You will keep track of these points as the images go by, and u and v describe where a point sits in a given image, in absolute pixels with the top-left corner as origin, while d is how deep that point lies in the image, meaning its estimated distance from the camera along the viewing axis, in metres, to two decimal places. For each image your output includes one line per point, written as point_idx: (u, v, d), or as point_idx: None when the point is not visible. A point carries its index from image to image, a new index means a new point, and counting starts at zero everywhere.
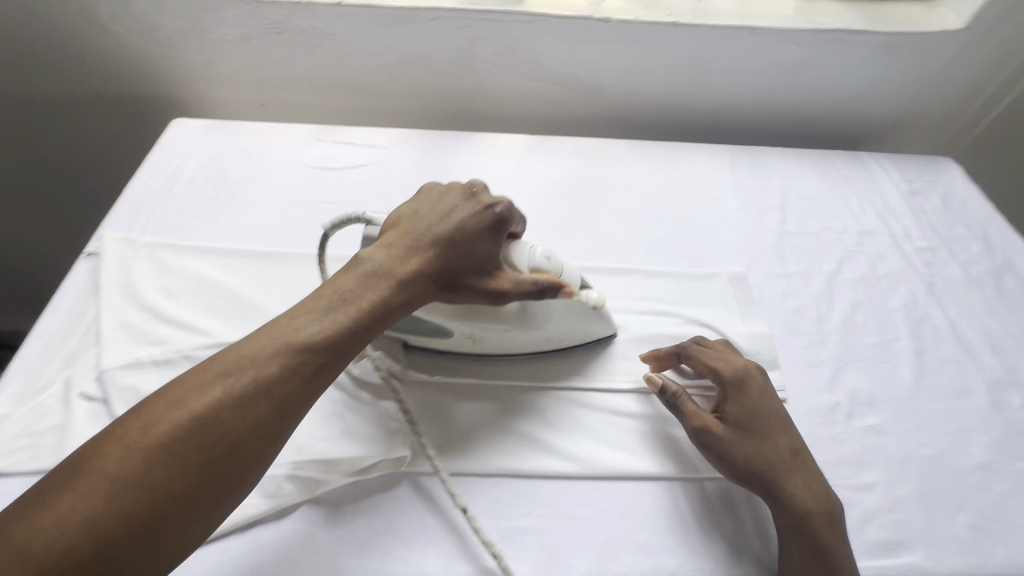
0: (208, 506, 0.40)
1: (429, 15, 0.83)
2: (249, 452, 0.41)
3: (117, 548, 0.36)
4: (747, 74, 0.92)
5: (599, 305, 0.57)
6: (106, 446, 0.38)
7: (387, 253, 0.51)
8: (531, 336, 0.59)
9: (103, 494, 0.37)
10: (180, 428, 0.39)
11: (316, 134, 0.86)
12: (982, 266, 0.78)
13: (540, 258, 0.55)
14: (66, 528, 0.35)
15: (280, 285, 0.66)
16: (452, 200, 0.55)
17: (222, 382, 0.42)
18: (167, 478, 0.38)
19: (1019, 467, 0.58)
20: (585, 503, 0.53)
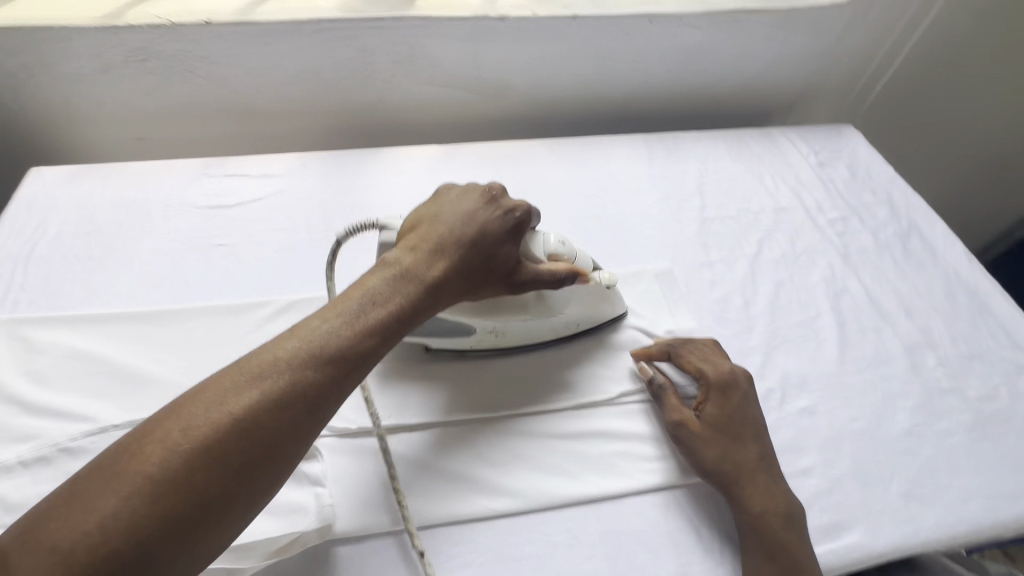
0: (243, 510, 0.38)
1: (312, 27, 0.77)
2: (283, 455, 0.39)
3: (155, 555, 0.34)
4: (653, 61, 0.91)
5: (611, 282, 0.60)
6: (143, 445, 0.36)
7: (412, 252, 0.50)
8: (551, 324, 0.61)
9: (144, 497, 0.34)
10: (220, 429, 0.37)
11: (203, 167, 0.78)
12: (896, 235, 0.81)
13: (554, 245, 0.56)
14: (105, 531, 0.33)
15: (173, 349, 0.59)
16: (475, 200, 0.54)
17: (257, 381, 0.39)
18: (208, 481, 0.36)
19: (940, 427, 0.61)
20: (537, 543, 0.50)
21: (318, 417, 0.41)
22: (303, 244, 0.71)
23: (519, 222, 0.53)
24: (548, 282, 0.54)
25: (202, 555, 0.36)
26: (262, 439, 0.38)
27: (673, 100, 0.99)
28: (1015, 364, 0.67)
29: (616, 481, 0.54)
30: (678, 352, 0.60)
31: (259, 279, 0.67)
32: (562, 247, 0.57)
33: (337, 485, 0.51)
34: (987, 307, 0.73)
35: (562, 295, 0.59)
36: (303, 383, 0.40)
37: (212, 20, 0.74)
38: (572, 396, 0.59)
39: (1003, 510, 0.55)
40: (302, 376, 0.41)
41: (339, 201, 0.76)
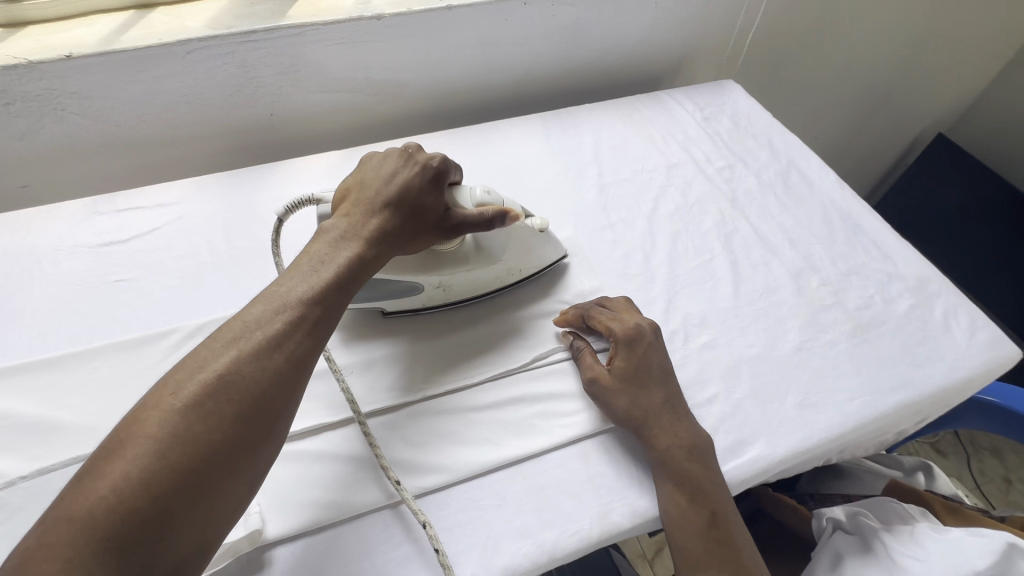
0: (248, 455, 0.41)
1: (183, 48, 0.75)
2: (272, 399, 0.43)
3: (174, 503, 0.37)
4: (538, 41, 0.94)
5: (543, 227, 0.64)
6: (139, 416, 0.39)
7: (347, 217, 0.54)
8: (493, 272, 0.65)
9: (151, 455, 0.37)
10: (206, 388, 0.41)
11: (93, 206, 0.75)
12: (771, 173, 0.87)
13: (481, 196, 0.59)
14: (122, 490, 0.36)
15: (79, 392, 0.58)
16: (394, 160, 0.58)
17: (232, 343, 0.43)
18: (208, 433, 0.39)
19: (825, 338, 0.67)
20: (465, 508, 0.53)
21: (297, 364, 0.45)
22: (208, 267, 0.71)
23: (437, 170, 0.57)
24: (479, 224, 0.57)
25: (218, 500, 0.39)
26: (248, 389, 0.42)
27: (564, 76, 1.02)
28: (887, 273, 0.75)
29: (535, 439, 0.57)
30: (591, 313, 0.63)
31: (164, 309, 0.66)
32: (490, 198, 0.61)
33: (264, 492, 0.52)
34: (859, 227, 0.80)
35: (498, 242, 0.63)
36: (273, 337, 0.44)
37: (73, 53, 0.71)
38: (488, 370, 0.62)
39: (884, 402, 0.62)
40: (270, 332, 0.45)
41: (242, 218, 0.76)
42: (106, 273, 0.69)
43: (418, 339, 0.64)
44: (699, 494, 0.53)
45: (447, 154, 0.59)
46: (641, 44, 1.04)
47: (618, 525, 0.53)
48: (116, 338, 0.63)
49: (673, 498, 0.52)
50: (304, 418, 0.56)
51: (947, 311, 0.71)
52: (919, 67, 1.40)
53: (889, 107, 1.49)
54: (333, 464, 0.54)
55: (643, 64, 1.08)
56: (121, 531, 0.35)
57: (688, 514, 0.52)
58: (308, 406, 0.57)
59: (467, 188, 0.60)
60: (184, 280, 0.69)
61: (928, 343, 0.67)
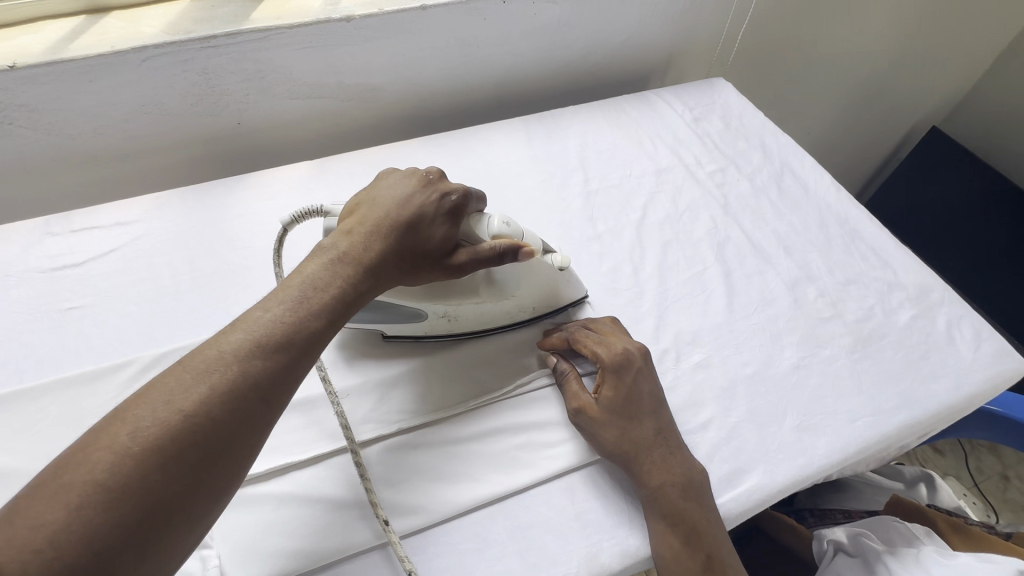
0: (206, 507, 0.36)
1: (138, 55, 0.70)
2: (242, 446, 0.37)
3: (115, 564, 0.32)
4: (519, 41, 0.90)
5: (564, 265, 0.59)
6: (89, 453, 0.33)
7: (352, 237, 0.49)
8: (503, 306, 0.60)
9: (97, 504, 0.32)
10: (171, 427, 0.35)
11: (45, 226, 0.70)
12: (764, 176, 0.84)
13: (499, 228, 0.54)
14: (59, 545, 0.30)
15: (24, 433, 0.54)
16: (410, 182, 0.54)
17: (204, 375, 0.37)
18: (167, 480, 0.34)
19: (824, 354, 0.64)
20: (443, 553, 0.49)
21: (274, 405, 0.40)
22: (167, 290, 0.66)
23: (456, 202, 0.53)
24: (490, 259, 0.52)
25: (165, 559, 0.34)
26: (218, 432, 0.36)
27: (548, 77, 0.98)
28: (886, 282, 0.71)
29: (516, 475, 0.53)
30: (577, 336, 0.59)
31: (120, 338, 0.62)
32: (509, 229, 0.55)
33: (225, 542, 0.48)
34: (857, 233, 0.77)
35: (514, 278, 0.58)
36: (253, 373, 0.39)
37: (17, 63, 0.66)
38: (467, 399, 0.58)
39: (887, 422, 0.59)
40: (252, 366, 0.39)
41: (204, 236, 0.72)
42: (57, 300, 0.64)
43: (396, 367, 0.60)
44: (694, 534, 0.49)
45: (469, 187, 0.55)
46: (627, 41, 1.00)
47: (607, 567, 0.49)
48: (66, 373, 0.58)
49: (668, 538, 0.49)
50: (267, 458, 0.52)
51: (950, 322, 0.68)
52: (914, 60, 1.36)
53: (883, 100, 1.46)
54: (301, 507, 0.50)
55: (630, 62, 1.04)
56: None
57: (682, 558, 0.48)
58: (274, 443, 0.53)
59: (486, 217, 0.55)
60: (142, 306, 0.65)
61: (931, 357, 0.64)
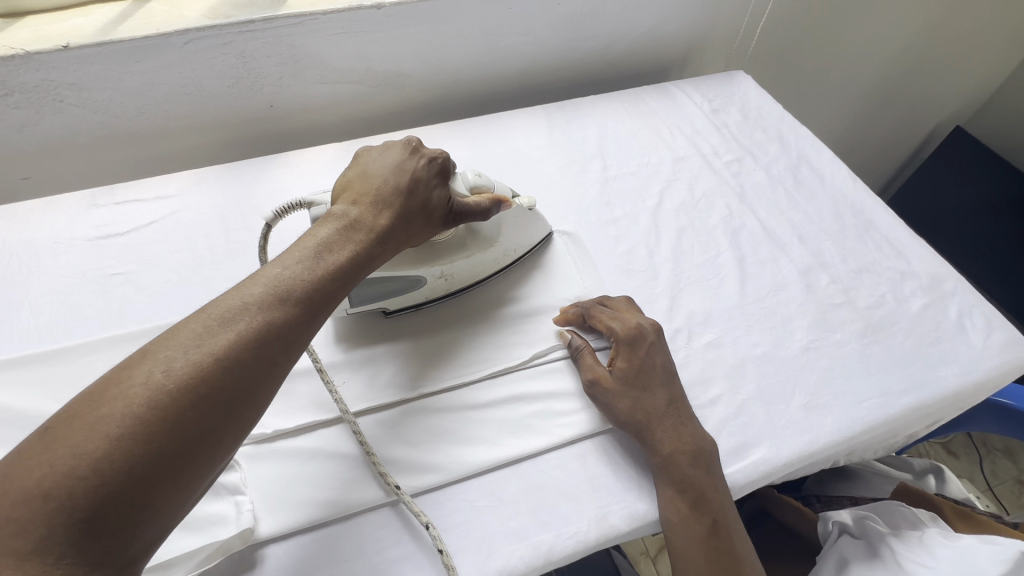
0: (231, 444, 0.38)
1: (181, 38, 0.74)
2: (264, 389, 0.40)
3: (153, 490, 0.34)
4: (542, 31, 0.92)
5: (531, 205, 0.65)
6: (123, 390, 0.35)
7: (356, 204, 0.52)
8: (491, 255, 0.65)
9: (134, 437, 0.34)
10: (200, 369, 0.37)
11: (91, 198, 0.75)
12: (780, 167, 0.85)
13: (473, 179, 0.60)
14: (101, 471, 0.33)
15: (74, 385, 0.58)
16: (400, 152, 0.56)
17: (229, 323, 0.40)
18: (198, 418, 0.36)
19: (834, 338, 0.65)
20: (460, 508, 0.52)
21: (292, 353, 0.42)
22: (205, 260, 0.70)
23: (441, 166, 0.57)
24: (477, 213, 0.59)
25: (196, 489, 0.36)
26: (244, 376, 0.39)
27: (569, 67, 1.00)
28: (900, 271, 0.73)
29: (531, 439, 0.56)
30: (592, 312, 0.62)
31: (161, 303, 0.66)
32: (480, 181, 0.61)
33: (258, 489, 0.51)
34: (872, 223, 0.78)
35: (491, 225, 0.64)
36: (275, 322, 0.41)
37: (71, 43, 0.70)
38: (485, 367, 0.60)
39: (894, 405, 0.60)
40: (274, 317, 0.41)
41: (239, 210, 0.75)
42: (104, 266, 0.68)
43: (414, 335, 0.62)
44: (702, 501, 0.51)
45: (450, 155, 0.59)
46: (648, 33, 1.01)
47: (616, 528, 0.51)
48: (111, 332, 0.62)
49: (676, 503, 0.51)
50: (298, 415, 0.55)
51: (962, 311, 0.69)
52: (939, 58, 1.35)
53: (905, 97, 1.45)
54: (328, 461, 0.53)
55: (650, 53, 1.06)
56: (97, 515, 0.32)
57: (689, 522, 0.50)
58: (303, 402, 0.56)
59: (458, 174, 0.60)
60: (182, 274, 0.69)
61: (942, 344, 0.65)
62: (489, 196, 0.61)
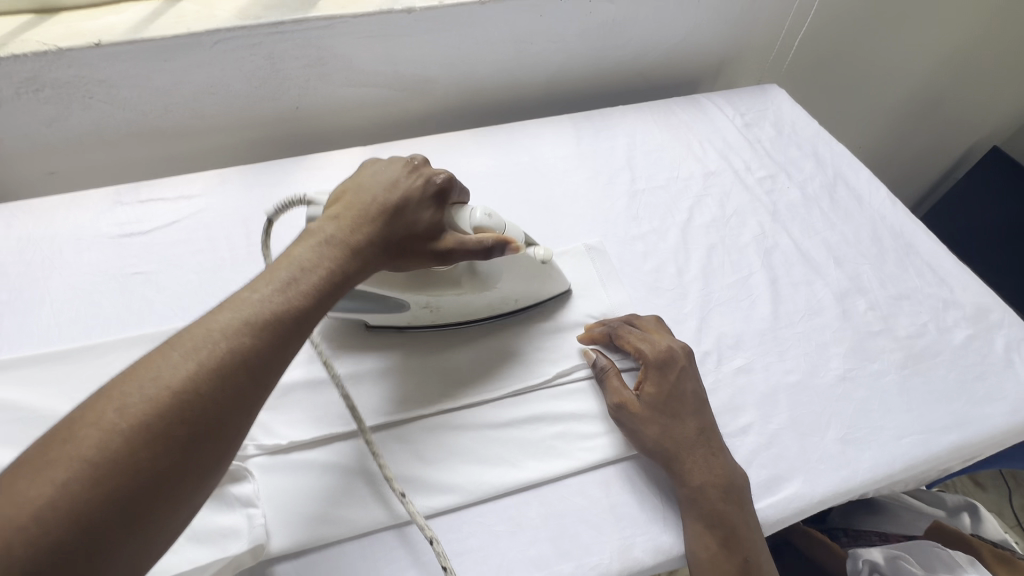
0: (198, 482, 0.36)
1: (211, 38, 0.74)
2: (233, 421, 0.37)
3: (106, 536, 0.32)
4: (572, 39, 0.91)
5: (546, 258, 0.58)
6: (77, 429, 0.33)
7: (340, 220, 0.48)
8: (486, 298, 0.60)
9: (82, 481, 0.32)
10: (157, 403, 0.35)
11: (117, 195, 0.75)
12: (814, 185, 0.82)
13: (480, 219, 0.55)
14: (43, 519, 0.31)
15: (92, 385, 0.57)
16: (397, 168, 0.53)
17: (191, 353, 0.37)
18: (154, 457, 0.34)
19: (872, 368, 0.62)
20: (476, 532, 0.50)
21: (264, 382, 0.40)
22: (226, 262, 0.69)
23: (440, 187, 0.53)
24: (476, 252, 0.52)
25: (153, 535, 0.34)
26: (206, 409, 0.36)
27: (597, 76, 0.98)
28: (942, 299, 0.69)
29: (553, 463, 0.54)
30: (619, 332, 0.60)
31: (180, 304, 0.65)
32: (490, 221, 0.56)
33: (270, 503, 0.50)
34: (912, 247, 0.75)
35: (495, 269, 0.58)
36: (241, 350, 0.38)
37: (103, 40, 0.71)
38: (506, 384, 0.58)
39: (936, 442, 0.57)
40: (240, 345, 0.39)
41: (261, 211, 0.75)
42: (126, 265, 0.68)
43: (431, 348, 0.61)
44: (732, 539, 0.49)
45: (453, 173, 0.55)
46: (679, 43, 0.99)
47: (639, 561, 0.49)
48: (130, 332, 0.62)
49: (703, 538, 0.49)
50: (313, 428, 0.54)
51: (1008, 345, 0.65)
52: (977, 76, 1.31)
53: (940, 115, 1.40)
54: (343, 477, 0.52)
55: (680, 64, 1.04)
56: (37, 569, 0.30)
57: (718, 559, 0.48)
58: (321, 413, 0.55)
59: (468, 210, 0.56)
60: (203, 275, 0.68)
61: (987, 379, 0.62)
62: (495, 234, 0.53)
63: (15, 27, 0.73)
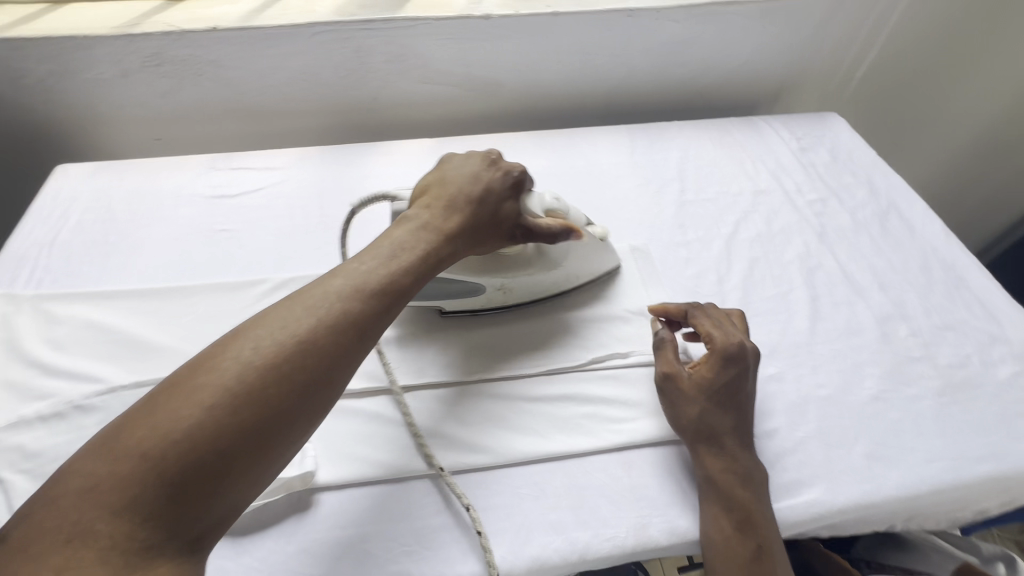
0: (307, 424, 0.41)
1: (309, 30, 0.82)
2: (340, 375, 0.43)
3: (235, 460, 0.37)
4: (635, 54, 0.95)
5: (603, 235, 0.67)
6: (218, 363, 0.39)
7: (431, 209, 0.55)
8: (553, 276, 0.65)
9: (222, 408, 0.37)
10: (284, 349, 0.41)
11: (212, 162, 0.84)
12: (866, 212, 0.82)
13: (550, 202, 0.61)
14: (193, 438, 0.36)
15: (178, 321, 0.64)
16: (477, 162, 0.60)
17: (312, 309, 0.43)
18: (278, 396, 0.39)
19: (907, 392, 0.62)
20: (502, 490, 0.53)
21: (367, 344, 0.45)
22: (299, 229, 0.77)
23: (517, 180, 0.59)
24: (545, 237, 0.59)
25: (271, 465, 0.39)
26: (322, 360, 0.42)
27: (656, 92, 1.02)
28: (989, 334, 0.68)
29: (580, 438, 0.57)
30: (696, 314, 0.61)
31: (257, 260, 0.73)
32: (557, 205, 0.63)
33: (321, 439, 0.55)
34: (963, 281, 0.74)
35: (560, 249, 0.64)
36: (353, 312, 0.44)
37: (219, 26, 0.80)
38: (544, 362, 0.62)
39: (968, 470, 0.57)
40: (353, 307, 0.45)
41: (334, 188, 0.82)
42: (214, 221, 0.77)
43: (484, 321, 0.66)
44: (748, 523, 0.51)
45: (528, 169, 0.61)
46: (739, 66, 1.02)
47: (654, 540, 0.51)
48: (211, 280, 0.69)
49: (719, 521, 0.51)
50: (364, 379, 0.59)
51: None
52: None
53: None
54: (387, 425, 0.57)
55: (738, 87, 1.06)
56: (183, 481, 0.36)
57: (732, 542, 0.50)
58: (371, 366, 0.60)
59: (536, 194, 0.62)
60: (277, 238, 0.75)
61: None
62: (562, 222, 0.61)
63: (149, 10, 0.84)
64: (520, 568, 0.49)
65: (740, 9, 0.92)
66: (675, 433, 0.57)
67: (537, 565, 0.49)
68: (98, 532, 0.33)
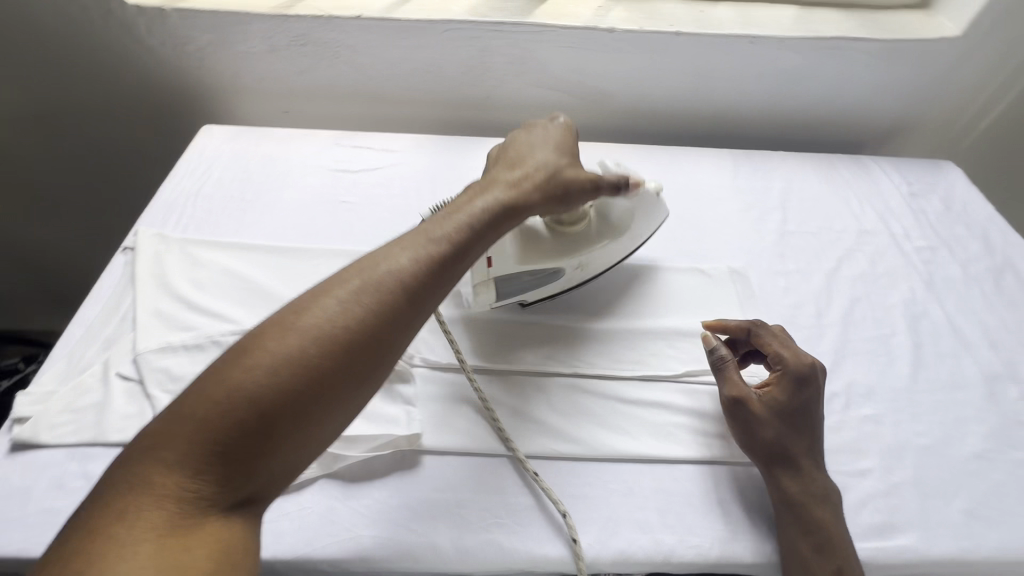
0: (353, 392, 0.41)
1: (443, 26, 0.87)
2: (386, 346, 0.42)
3: (278, 424, 0.38)
4: (748, 81, 0.95)
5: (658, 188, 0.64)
6: (269, 330, 0.40)
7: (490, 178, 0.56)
8: (621, 244, 0.67)
9: (269, 371, 0.38)
10: (331, 320, 0.41)
11: (336, 139, 0.90)
12: (978, 266, 0.80)
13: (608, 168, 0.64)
14: (240, 400, 0.37)
15: (303, 279, 0.70)
16: (534, 134, 0.61)
17: (362, 277, 0.43)
18: (323, 364, 0.39)
19: (1014, 455, 0.60)
20: (593, 483, 0.56)
21: (415, 314, 0.45)
22: (411, 210, 0.81)
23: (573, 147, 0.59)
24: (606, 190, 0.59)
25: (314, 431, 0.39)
26: (366, 332, 0.41)
27: (762, 120, 1.02)
28: None
29: (668, 445, 0.58)
30: (761, 333, 0.60)
31: (373, 234, 0.78)
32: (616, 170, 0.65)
33: (425, 407, 0.59)
34: None
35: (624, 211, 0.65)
36: (400, 283, 0.44)
37: (364, 15, 0.87)
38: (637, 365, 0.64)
39: None
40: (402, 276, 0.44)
41: (447, 176, 0.87)
42: (337, 193, 0.83)
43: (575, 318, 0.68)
44: (825, 547, 0.51)
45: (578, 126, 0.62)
46: (852, 104, 1.00)
47: (738, 556, 0.52)
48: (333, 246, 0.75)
49: (798, 542, 0.51)
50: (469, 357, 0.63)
51: None
52: None
53: None
54: (485, 402, 0.60)
55: (847, 124, 1.04)
56: (228, 440, 0.36)
57: (809, 563, 0.50)
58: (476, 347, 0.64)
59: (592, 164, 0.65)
60: (392, 216, 0.80)
61: None
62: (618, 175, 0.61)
63: None
64: (606, 558, 0.51)
65: (866, 46, 0.91)
66: (747, 454, 0.56)
67: (623, 558, 0.51)
68: (154, 482, 0.35)
